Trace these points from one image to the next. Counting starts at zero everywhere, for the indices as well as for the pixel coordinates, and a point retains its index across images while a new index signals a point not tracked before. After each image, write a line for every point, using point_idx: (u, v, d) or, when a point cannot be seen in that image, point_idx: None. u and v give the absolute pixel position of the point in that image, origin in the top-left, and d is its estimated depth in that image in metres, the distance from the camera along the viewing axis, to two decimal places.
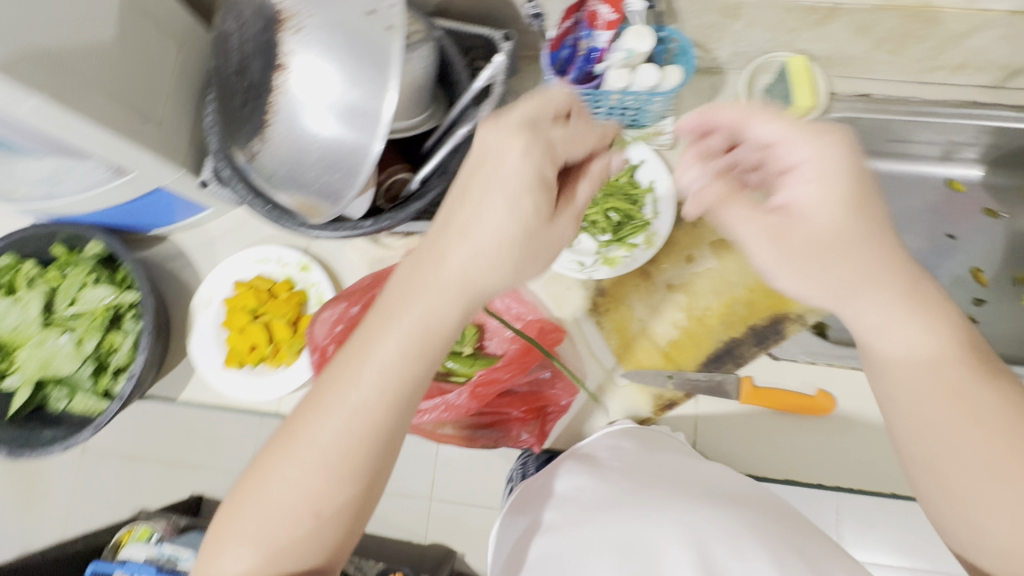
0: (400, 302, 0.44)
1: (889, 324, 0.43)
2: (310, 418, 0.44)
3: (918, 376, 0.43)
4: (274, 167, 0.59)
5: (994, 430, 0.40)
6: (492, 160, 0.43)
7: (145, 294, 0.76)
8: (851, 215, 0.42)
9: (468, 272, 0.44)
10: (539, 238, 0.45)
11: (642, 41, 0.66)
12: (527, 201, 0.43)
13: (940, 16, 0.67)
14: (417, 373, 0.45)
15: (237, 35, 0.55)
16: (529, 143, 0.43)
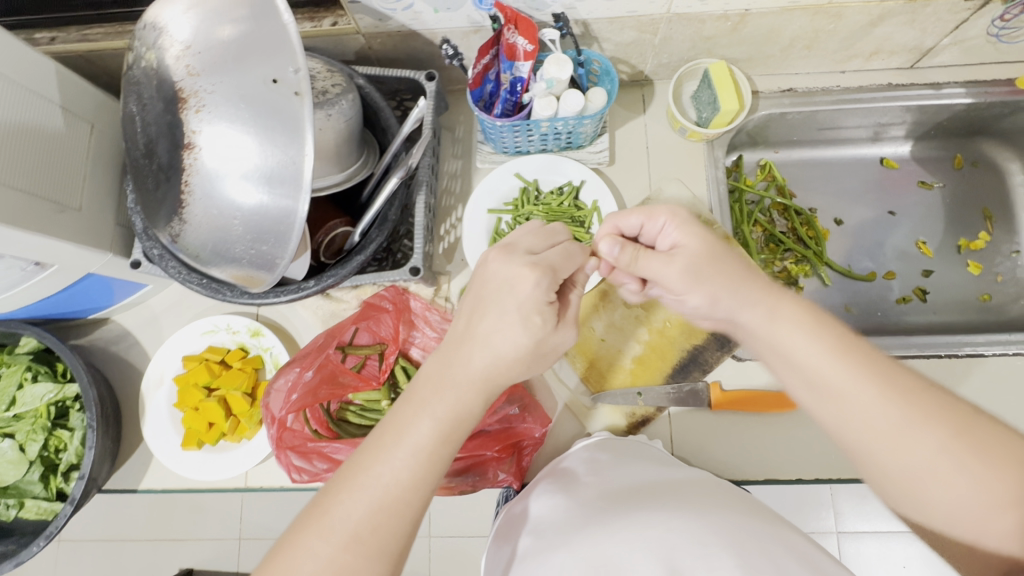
0: (431, 391, 0.49)
1: (763, 324, 0.50)
2: (343, 497, 0.45)
3: (809, 363, 0.47)
4: (198, 246, 0.56)
5: (890, 393, 0.44)
6: (509, 286, 0.51)
7: (85, 386, 0.72)
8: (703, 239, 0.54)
9: (489, 372, 0.50)
10: (546, 345, 0.52)
11: (562, 68, 0.66)
12: (536, 317, 0.51)
13: (844, 11, 0.70)
14: (445, 456, 0.48)
15: (141, 118, 0.54)
16: (540, 276, 0.52)
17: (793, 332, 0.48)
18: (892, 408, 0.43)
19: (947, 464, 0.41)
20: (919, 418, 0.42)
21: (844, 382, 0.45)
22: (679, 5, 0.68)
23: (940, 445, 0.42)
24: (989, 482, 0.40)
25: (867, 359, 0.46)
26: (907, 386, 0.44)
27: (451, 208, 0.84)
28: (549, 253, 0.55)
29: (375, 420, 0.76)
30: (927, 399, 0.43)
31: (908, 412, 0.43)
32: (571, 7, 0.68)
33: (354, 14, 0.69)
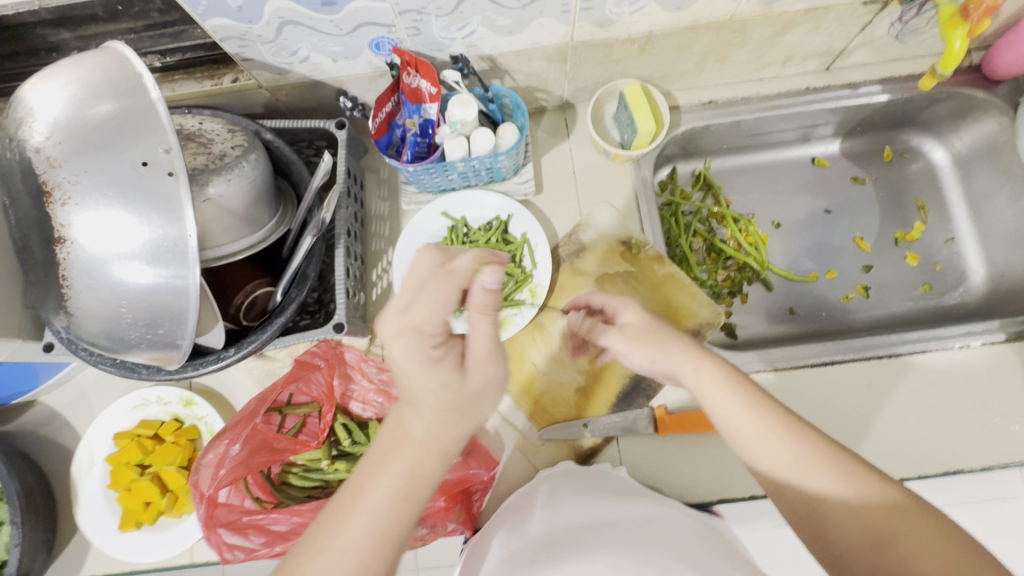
0: (389, 448, 0.44)
1: (694, 374, 0.53)
2: (300, 565, 0.41)
3: (720, 412, 0.51)
4: (91, 336, 0.54)
5: (793, 440, 0.47)
6: (395, 356, 0.46)
7: (6, 479, 0.69)
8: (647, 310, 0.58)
9: (429, 434, 0.44)
10: (465, 394, 0.45)
11: (467, 109, 0.65)
12: (431, 382, 0.45)
13: (747, 25, 0.70)
14: (407, 517, 0.43)
15: (13, 212, 0.51)
16: (408, 339, 0.45)
17: (709, 381, 0.52)
18: (789, 455, 0.47)
19: (840, 503, 0.44)
20: (813, 460, 0.46)
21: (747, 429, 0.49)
22: (580, 34, 0.67)
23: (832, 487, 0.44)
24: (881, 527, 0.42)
25: (771, 410, 0.49)
26: (807, 434, 0.47)
27: (382, 253, 0.82)
28: (413, 308, 0.46)
29: (320, 481, 0.73)
30: (827, 445, 0.46)
31: (807, 459, 0.46)
32: (472, 45, 0.67)
33: (251, 70, 0.67)
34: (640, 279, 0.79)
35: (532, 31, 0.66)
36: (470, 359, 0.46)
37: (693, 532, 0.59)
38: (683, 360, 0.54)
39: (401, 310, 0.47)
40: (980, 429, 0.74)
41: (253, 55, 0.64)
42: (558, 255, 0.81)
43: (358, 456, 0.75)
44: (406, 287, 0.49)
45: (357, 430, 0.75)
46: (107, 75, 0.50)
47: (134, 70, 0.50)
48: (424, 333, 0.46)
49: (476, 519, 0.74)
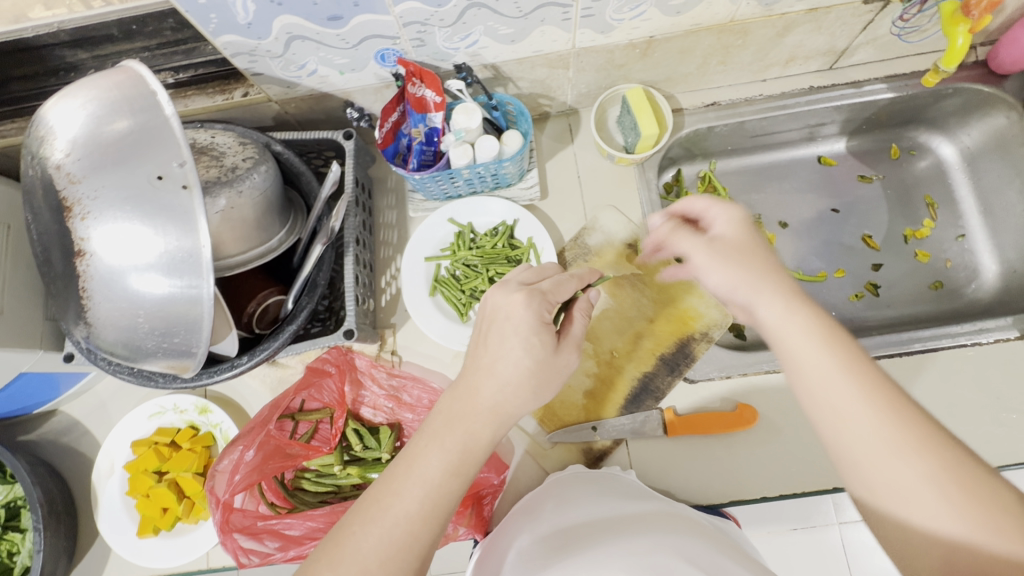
0: (444, 424, 0.49)
1: (782, 318, 0.48)
2: (355, 529, 0.45)
3: (865, 455, 0.42)
4: (109, 347, 0.55)
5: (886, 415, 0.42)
6: (503, 314, 0.53)
7: (29, 487, 0.71)
8: (749, 233, 0.55)
9: (499, 400, 0.50)
10: (550, 366, 0.53)
11: (471, 117, 0.66)
12: (536, 339, 0.52)
13: (748, 27, 0.71)
14: (453, 493, 0.47)
15: (34, 227, 0.53)
16: (529, 296, 0.54)
17: (863, 416, 0.43)
18: (965, 523, 0.38)
19: (932, 492, 0.40)
20: (912, 444, 0.41)
21: (912, 483, 0.40)
22: (582, 40, 0.68)
23: (927, 475, 0.40)
24: (977, 520, 0.38)
25: (876, 383, 0.44)
26: (911, 413, 0.42)
27: (390, 260, 0.83)
28: (539, 282, 0.57)
29: (332, 486, 0.75)
30: (932, 427, 0.42)
31: (995, 533, 0.38)
32: (475, 54, 0.68)
33: (261, 84, 0.69)
34: (645, 282, 0.80)
35: (534, 39, 0.66)
36: (565, 335, 0.56)
37: (709, 528, 0.61)
38: (840, 391, 0.44)
39: (527, 283, 0.57)
40: (992, 426, 0.74)
41: (262, 69, 0.66)
42: (564, 259, 0.81)
43: (369, 461, 0.76)
44: (527, 274, 0.59)
45: (368, 435, 0.75)
46: (123, 93, 0.51)
47: (149, 85, 0.52)
48: (542, 295, 0.55)
49: (488, 523, 0.75)
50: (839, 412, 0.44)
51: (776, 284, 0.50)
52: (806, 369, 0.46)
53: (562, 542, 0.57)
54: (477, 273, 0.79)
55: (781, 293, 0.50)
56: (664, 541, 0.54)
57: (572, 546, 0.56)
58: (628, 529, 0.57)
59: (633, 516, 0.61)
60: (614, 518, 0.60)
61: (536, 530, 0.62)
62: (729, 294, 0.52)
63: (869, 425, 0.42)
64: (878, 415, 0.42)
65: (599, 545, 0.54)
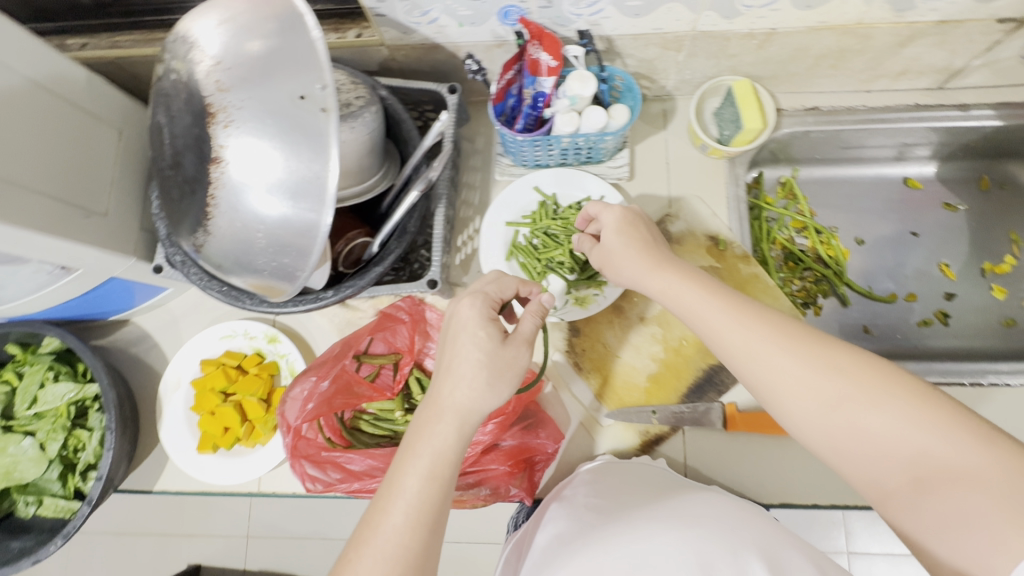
0: (412, 438, 0.50)
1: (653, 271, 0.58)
2: (352, 555, 0.45)
3: (742, 361, 0.49)
4: (222, 256, 0.57)
5: (745, 319, 0.50)
6: (450, 319, 0.55)
7: (106, 389, 0.74)
8: (626, 219, 0.63)
9: (458, 399, 0.50)
10: (500, 359, 0.52)
11: (585, 85, 0.67)
12: (482, 331, 0.53)
13: (872, 32, 0.70)
14: (437, 496, 0.47)
15: (170, 129, 0.55)
16: (473, 298, 0.55)
17: (722, 323, 0.51)
18: (828, 394, 0.44)
19: (795, 373, 0.46)
20: (768, 336, 0.48)
21: (781, 370, 0.46)
22: (704, 23, 0.68)
23: (783, 360, 0.46)
24: (832, 385, 0.44)
25: (732, 299, 0.52)
26: (761, 313, 0.50)
27: (469, 220, 0.84)
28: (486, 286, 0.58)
29: (388, 430, 0.76)
30: (778, 321, 0.49)
31: (846, 391, 0.43)
32: (596, 23, 0.68)
33: (379, 26, 0.69)
34: (724, 275, 0.79)
35: (658, 16, 0.66)
36: (512, 334, 0.54)
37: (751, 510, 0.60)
38: (711, 313, 0.52)
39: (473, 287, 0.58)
40: None
41: (387, 11, 0.66)
42: None
43: None
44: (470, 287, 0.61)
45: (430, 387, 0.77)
46: (269, 11, 0.52)
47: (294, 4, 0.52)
48: (488, 296, 0.56)
49: (536, 489, 0.75)
50: (711, 331, 0.51)
51: (650, 255, 0.60)
52: (680, 304, 0.55)
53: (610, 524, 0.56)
54: (558, 244, 0.78)
55: (655, 258, 0.59)
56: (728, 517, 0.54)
57: (612, 525, 0.56)
58: (686, 510, 0.56)
59: (683, 499, 0.59)
60: (668, 502, 0.58)
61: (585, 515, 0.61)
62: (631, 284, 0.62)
63: (731, 333, 0.50)
64: (735, 323, 0.50)
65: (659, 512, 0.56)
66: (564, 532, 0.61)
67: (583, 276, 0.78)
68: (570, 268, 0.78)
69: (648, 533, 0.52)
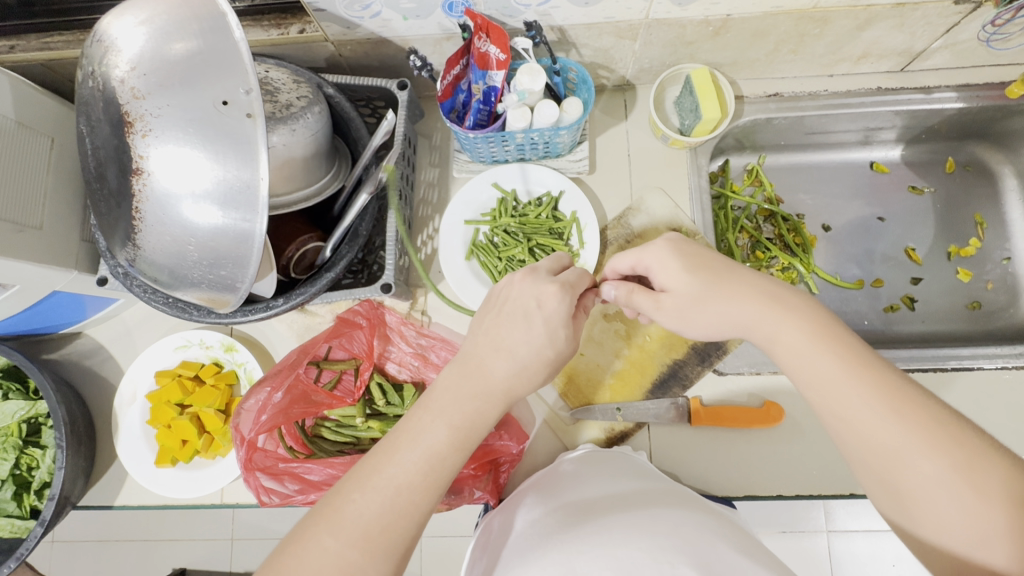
0: (451, 397, 0.48)
1: (734, 306, 0.52)
2: (355, 496, 0.44)
3: (881, 461, 0.43)
4: (156, 270, 0.54)
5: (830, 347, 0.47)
6: (532, 303, 0.52)
7: (54, 405, 0.71)
8: (691, 277, 0.54)
9: (513, 385, 0.49)
10: (563, 358, 0.53)
11: (536, 79, 0.64)
12: (562, 331, 0.52)
13: (829, 16, 0.68)
14: (456, 465, 0.46)
15: (90, 139, 0.52)
16: (562, 291, 0.53)
17: (868, 413, 0.43)
18: (989, 523, 0.39)
19: (873, 411, 0.43)
20: (845, 366, 0.45)
21: (881, 430, 0.43)
22: (657, 11, 0.66)
23: (861, 393, 0.44)
24: (911, 427, 0.42)
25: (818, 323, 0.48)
26: (842, 341, 0.47)
27: (428, 219, 0.82)
28: (566, 273, 0.56)
29: (351, 437, 0.75)
30: (863, 355, 0.46)
31: (923, 440, 0.41)
32: (545, 13, 0.65)
33: (321, 21, 0.67)
34: None
35: (608, 4, 0.64)
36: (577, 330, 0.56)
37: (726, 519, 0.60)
38: (793, 334, 0.48)
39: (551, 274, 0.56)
40: (1017, 450, 0.74)
41: (325, 5, 0.63)
42: (604, 237, 0.79)
43: (390, 417, 0.76)
44: (549, 265, 0.59)
45: (392, 392, 0.76)
46: (191, 11, 0.49)
47: (216, 4, 0.49)
48: (572, 289, 0.54)
49: (501, 490, 0.75)
50: (848, 416, 0.44)
51: (764, 293, 0.51)
52: (805, 369, 0.47)
53: (565, 516, 0.58)
54: (517, 242, 0.77)
55: (771, 301, 0.50)
56: (691, 523, 0.54)
57: (586, 524, 0.55)
58: (641, 505, 0.58)
59: (638, 493, 0.61)
60: (623, 495, 0.60)
61: (547, 504, 0.63)
62: (708, 335, 0.55)
63: (884, 429, 0.43)
64: (887, 419, 0.43)
65: (624, 513, 0.56)
66: (539, 520, 0.60)
67: None
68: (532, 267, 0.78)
69: (604, 523, 0.55)
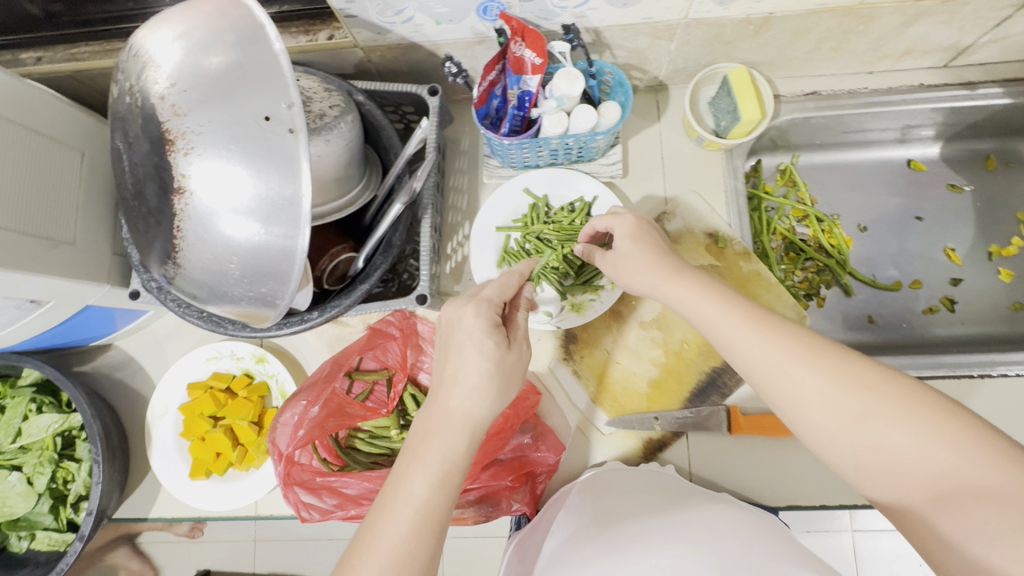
0: (420, 443, 0.48)
1: (638, 262, 0.58)
2: (355, 561, 0.43)
3: (765, 374, 0.47)
4: (196, 288, 0.54)
5: (711, 292, 0.52)
6: (453, 328, 0.52)
7: (89, 420, 0.71)
8: (637, 236, 0.59)
9: (466, 408, 0.48)
10: (508, 366, 0.51)
11: (573, 84, 0.62)
12: (489, 341, 0.50)
13: (876, 12, 0.65)
14: (447, 506, 0.46)
15: (129, 156, 0.51)
16: (478, 306, 0.52)
17: (750, 340, 0.48)
18: (856, 408, 0.43)
19: (748, 336, 0.48)
20: (722, 304, 0.51)
21: (754, 350, 0.47)
22: (697, 10, 0.63)
23: (738, 323, 0.49)
24: (780, 345, 0.46)
25: (700, 277, 0.54)
26: (718, 287, 0.53)
27: (458, 226, 0.81)
28: (485, 289, 0.56)
29: (385, 448, 0.74)
30: (732, 293, 0.51)
31: (794, 351, 0.46)
32: (582, 15, 0.63)
33: (351, 27, 0.65)
34: (724, 274, 0.76)
35: (647, 5, 0.62)
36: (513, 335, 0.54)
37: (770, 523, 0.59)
38: (682, 286, 0.54)
39: (472, 293, 0.55)
40: None
41: (358, 12, 0.62)
42: None
43: None
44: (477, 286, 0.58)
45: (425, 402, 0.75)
46: (228, 22, 0.48)
47: (253, 15, 0.48)
48: (490, 301, 0.54)
49: (537, 501, 0.74)
50: (731, 344, 0.49)
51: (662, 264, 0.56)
52: (693, 313, 0.52)
53: (596, 526, 0.59)
54: (550, 250, 0.75)
55: (665, 266, 0.56)
56: (746, 534, 0.53)
57: (619, 532, 0.56)
58: (678, 509, 0.58)
59: (684, 504, 0.60)
60: (659, 501, 0.60)
61: (581, 517, 0.62)
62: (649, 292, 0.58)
63: (760, 348, 0.47)
64: (761, 339, 0.47)
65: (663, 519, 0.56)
66: (572, 535, 0.60)
67: (580, 280, 0.75)
68: (565, 273, 0.75)
69: (635, 532, 0.55)
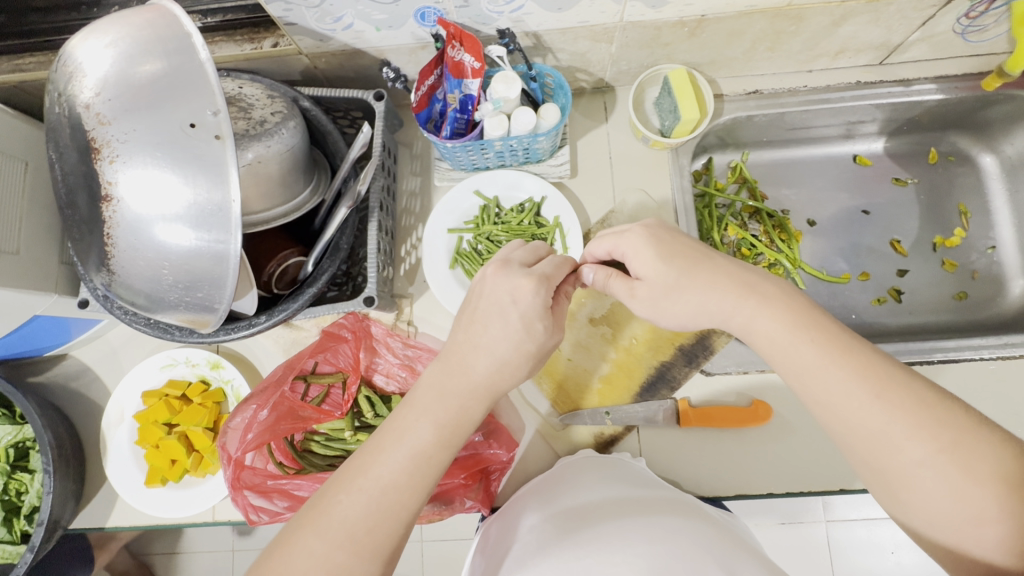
0: (433, 397, 0.48)
1: (724, 301, 0.51)
2: (341, 497, 0.44)
3: (869, 443, 0.44)
4: (132, 295, 0.54)
5: (816, 345, 0.47)
6: (507, 301, 0.50)
7: (39, 431, 0.70)
8: (662, 266, 0.53)
9: (492, 379, 0.49)
10: (545, 348, 0.52)
11: (510, 85, 0.64)
12: (538, 325, 0.50)
13: (804, 13, 0.68)
14: (442, 463, 0.47)
15: (60, 166, 0.52)
16: (536, 284, 0.51)
17: (858, 402, 0.44)
18: (966, 499, 0.41)
19: (854, 398, 0.44)
20: (831, 357, 0.46)
21: (860, 411, 0.44)
22: (630, 14, 0.65)
23: (846, 382, 0.45)
24: (896, 416, 0.43)
25: (808, 322, 0.49)
26: (825, 330, 0.48)
27: (411, 228, 0.82)
28: (541, 264, 0.54)
29: (341, 451, 0.74)
30: (849, 341, 0.47)
31: (909, 423, 0.43)
32: (519, 20, 0.65)
33: (293, 35, 0.66)
34: None
35: (581, 9, 0.64)
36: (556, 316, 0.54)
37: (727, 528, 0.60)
38: (779, 330, 0.49)
39: (526, 265, 0.53)
40: None
41: (296, 19, 0.63)
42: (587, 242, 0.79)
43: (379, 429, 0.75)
44: (525, 254, 0.56)
45: (379, 404, 0.75)
46: (157, 32, 0.49)
47: (182, 25, 0.49)
48: (549, 282, 0.52)
49: (492, 498, 0.75)
50: (828, 398, 0.46)
51: (733, 286, 0.51)
52: (788, 362, 0.48)
53: (560, 520, 0.59)
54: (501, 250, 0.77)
55: (741, 295, 0.51)
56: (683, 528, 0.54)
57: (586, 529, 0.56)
58: (638, 510, 0.58)
59: (633, 499, 0.61)
60: (615, 501, 0.60)
61: (545, 510, 0.63)
62: (682, 323, 0.55)
63: (868, 410, 0.44)
64: (871, 402, 0.44)
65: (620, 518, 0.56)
66: (538, 526, 0.60)
67: None
68: None
69: (600, 528, 0.55)
